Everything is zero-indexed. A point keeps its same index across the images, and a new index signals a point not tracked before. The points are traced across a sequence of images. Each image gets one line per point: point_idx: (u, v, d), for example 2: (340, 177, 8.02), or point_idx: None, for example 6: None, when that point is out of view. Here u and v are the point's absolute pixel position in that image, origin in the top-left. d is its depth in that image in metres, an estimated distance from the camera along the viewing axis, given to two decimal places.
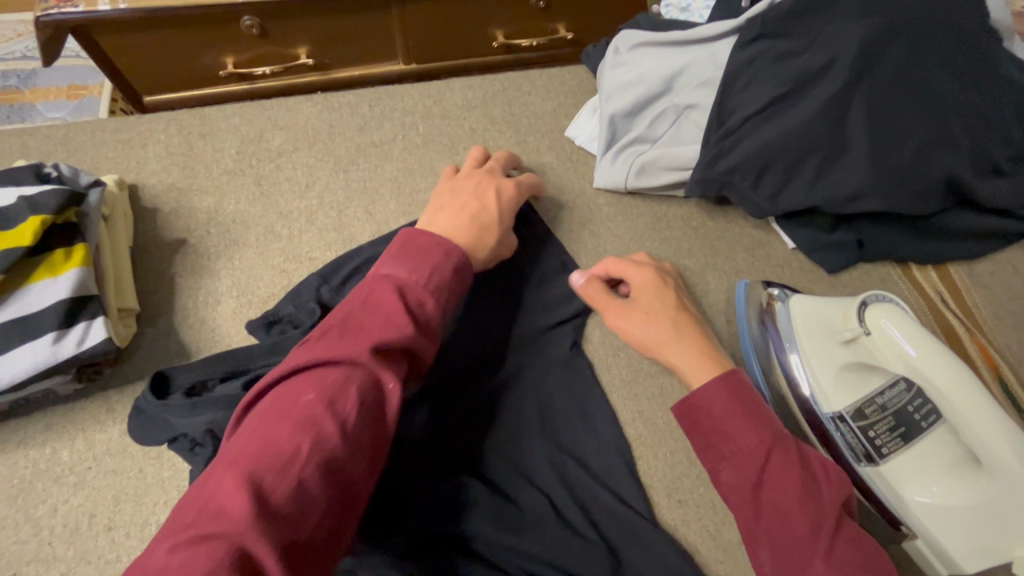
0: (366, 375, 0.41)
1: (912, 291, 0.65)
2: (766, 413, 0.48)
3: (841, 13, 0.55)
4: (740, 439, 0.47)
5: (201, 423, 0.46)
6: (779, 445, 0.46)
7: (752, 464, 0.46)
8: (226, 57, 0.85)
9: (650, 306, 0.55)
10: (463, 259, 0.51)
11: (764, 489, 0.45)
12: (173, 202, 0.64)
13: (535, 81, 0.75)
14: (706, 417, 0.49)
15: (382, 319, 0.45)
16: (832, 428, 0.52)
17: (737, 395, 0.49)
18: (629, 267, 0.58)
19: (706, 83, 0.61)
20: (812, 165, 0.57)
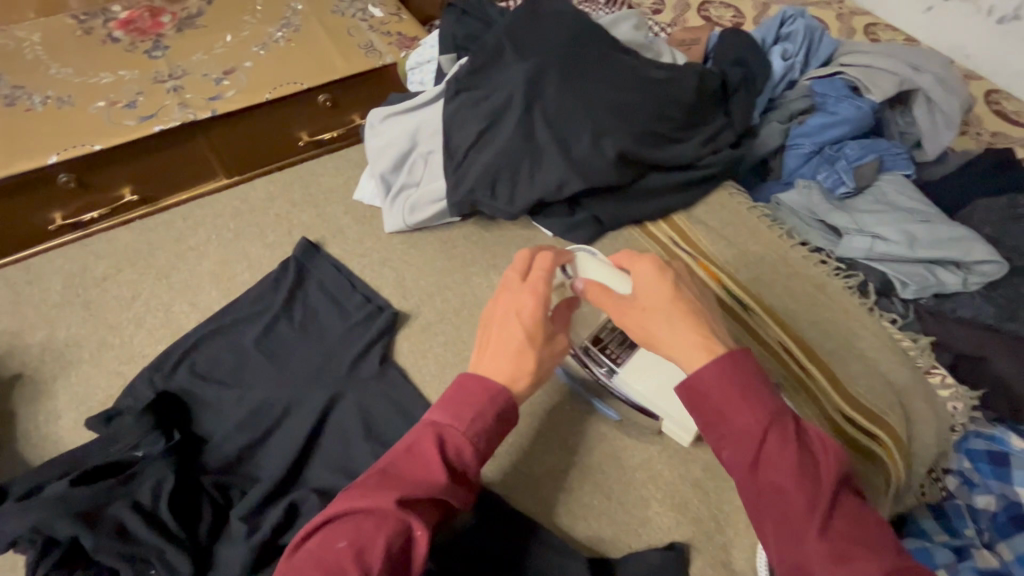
0: (397, 525, 0.44)
1: (652, 243, 0.84)
2: (766, 390, 0.49)
3: (505, 67, 0.76)
4: (741, 421, 0.48)
5: (25, 523, 0.49)
6: (775, 425, 0.47)
7: (748, 441, 0.47)
8: (54, 213, 0.95)
9: (655, 294, 0.55)
10: (509, 403, 0.53)
11: (759, 467, 0.46)
12: (6, 345, 0.70)
13: (325, 163, 0.91)
14: (704, 399, 0.50)
15: (420, 470, 0.48)
16: (585, 358, 0.65)
17: (735, 372, 0.49)
18: (628, 258, 0.58)
19: (437, 131, 0.78)
20: (524, 171, 0.75)
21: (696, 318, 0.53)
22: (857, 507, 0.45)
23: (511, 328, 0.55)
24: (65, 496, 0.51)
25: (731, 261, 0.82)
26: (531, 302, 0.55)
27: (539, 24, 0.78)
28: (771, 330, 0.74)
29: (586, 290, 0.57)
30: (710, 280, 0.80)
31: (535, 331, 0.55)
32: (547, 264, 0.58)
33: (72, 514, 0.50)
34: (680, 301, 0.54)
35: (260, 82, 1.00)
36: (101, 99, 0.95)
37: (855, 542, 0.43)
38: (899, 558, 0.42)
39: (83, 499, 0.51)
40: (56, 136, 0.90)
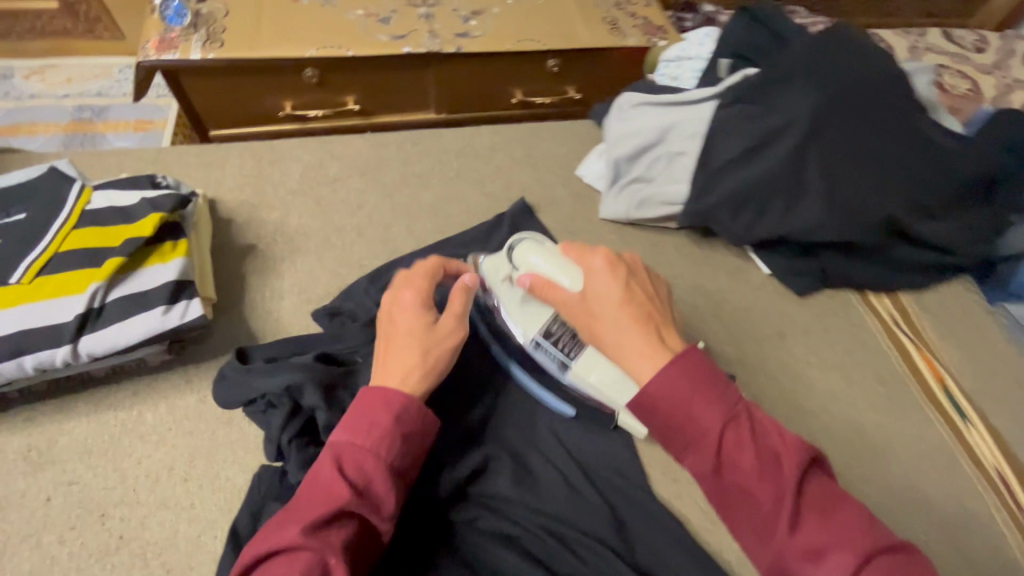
0: (309, 557, 0.42)
1: (870, 316, 0.78)
2: (720, 386, 0.46)
3: (795, 88, 0.70)
4: (701, 422, 0.45)
5: (281, 381, 0.54)
6: (732, 425, 0.45)
7: (709, 451, 0.45)
8: (287, 101, 1.00)
9: (603, 292, 0.52)
10: (405, 404, 0.51)
11: (725, 471, 0.44)
12: (245, 214, 0.75)
13: (551, 130, 0.90)
14: (658, 407, 0.47)
15: (318, 495, 0.45)
16: (535, 351, 0.63)
17: (690, 374, 0.47)
18: (580, 253, 0.56)
19: (693, 135, 0.74)
20: (778, 204, 0.71)
21: (642, 314, 0.51)
22: (820, 484, 0.44)
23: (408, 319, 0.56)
24: (310, 365, 0.55)
25: (957, 366, 0.74)
26: (410, 295, 0.57)
27: (848, 54, 0.71)
28: (988, 453, 0.68)
29: (532, 286, 0.57)
30: (932, 377, 0.73)
31: (417, 321, 0.56)
32: (426, 264, 0.61)
33: (317, 384, 0.54)
34: (630, 299, 0.52)
35: (505, 31, 0.99)
36: (359, 8, 0.98)
37: (825, 529, 0.41)
38: (868, 537, 0.41)
39: (323, 372, 0.55)
40: (316, 32, 0.93)
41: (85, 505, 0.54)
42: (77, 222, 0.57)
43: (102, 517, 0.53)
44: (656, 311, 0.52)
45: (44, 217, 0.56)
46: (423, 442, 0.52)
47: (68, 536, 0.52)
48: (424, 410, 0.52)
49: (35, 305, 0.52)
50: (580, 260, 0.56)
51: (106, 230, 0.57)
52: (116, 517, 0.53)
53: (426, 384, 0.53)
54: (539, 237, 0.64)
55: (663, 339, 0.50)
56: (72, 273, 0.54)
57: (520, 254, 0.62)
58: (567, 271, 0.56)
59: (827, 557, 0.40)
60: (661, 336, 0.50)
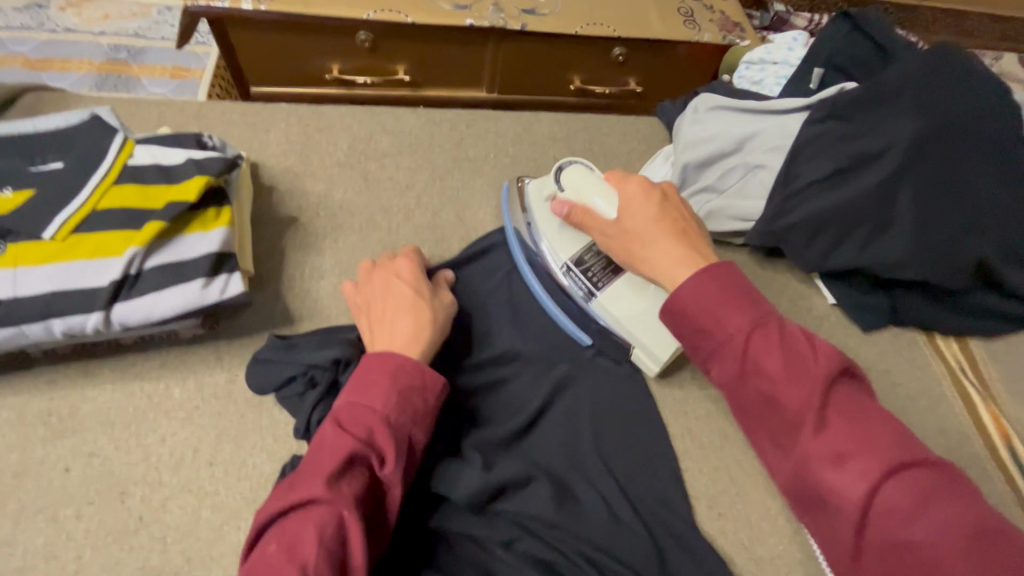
0: (321, 511, 0.40)
1: (935, 359, 0.72)
2: (750, 300, 0.50)
3: (897, 109, 0.64)
4: (730, 328, 0.48)
5: (326, 357, 0.54)
6: (760, 330, 0.48)
7: (736, 357, 0.48)
8: (334, 63, 0.95)
9: (640, 209, 0.58)
10: (404, 362, 0.49)
11: (749, 377, 0.47)
12: (289, 183, 0.70)
13: (613, 125, 0.85)
14: (689, 317, 0.51)
15: (322, 454, 0.43)
16: (564, 275, 0.64)
17: (723, 286, 0.51)
18: (619, 180, 0.62)
19: (775, 149, 0.70)
20: (860, 233, 0.65)
21: (675, 227, 0.57)
22: (850, 395, 0.46)
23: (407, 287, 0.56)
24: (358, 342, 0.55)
25: None
26: (406, 266, 0.59)
27: (967, 74, 0.64)
28: None
29: (572, 211, 0.62)
30: (995, 433, 0.66)
31: (420, 285, 0.57)
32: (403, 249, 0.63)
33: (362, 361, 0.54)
34: (664, 215, 0.58)
35: (574, 12, 0.93)
36: None
37: (849, 433, 0.43)
38: (896, 445, 0.42)
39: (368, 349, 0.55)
40: None
41: (106, 480, 0.51)
42: (117, 178, 0.52)
43: (122, 495, 0.50)
44: (691, 228, 0.58)
45: (82, 169, 0.52)
46: (430, 396, 0.49)
47: (85, 512, 0.49)
48: (424, 367, 0.50)
49: (66, 265, 0.48)
50: (617, 187, 0.61)
51: (147, 190, 0.52)
52: (136, 497, 0.50)
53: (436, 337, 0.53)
54: (589, 166, 0.67)
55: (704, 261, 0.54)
56: (108, 234, 0.50)
57: (568, 176, 0.64)
58: (605, 196, 0.61)
59: (850, 457, 0.42)
60: (694, 250, 0.55)
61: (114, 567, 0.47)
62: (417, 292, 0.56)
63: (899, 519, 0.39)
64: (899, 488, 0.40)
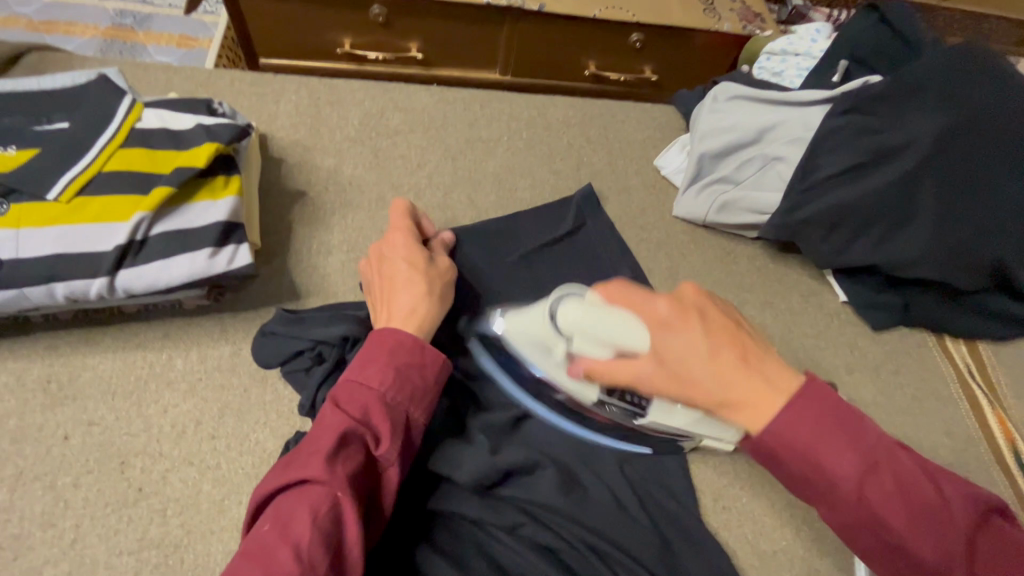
0: (315, 489, 0.38)
1: (943, 360, 0.72)
2: (855, 424, 0.39)
3: (923, 103, 0.63)
4: (842, 478, 0.38)
5: (335, 334, 0.53)
6: (873, 470, 0.38)
7: (854, 504, 0.39)
8: (346, 38, 0.94)
9: (688, 353, 0.42)
10: (402, 339, 0.48)
11: (869, 526, 0.39)
12: (298, 156, 0.69)
13: (629, 112, 0.83)
14: (789, 456, 0.40)
15: (318, 432, 0.42)
16: (601, 407, 0.57)
17: (818, 418, 0.39)
18: (627, 295, 0.48)
19: (795, 141, 0.68)
20: (877, 230, 0.65)
21: (738, 355, 0.41)
22: (990, 537, 0.38)
23: (403, 262, 0.55)
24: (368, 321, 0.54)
25: None
26: (400, 236, 0.57)
27: (1000, 70, 0.62)
28: None
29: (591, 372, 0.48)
30: (1002, 436, 0.66)
31: (415, 256, 0.56)
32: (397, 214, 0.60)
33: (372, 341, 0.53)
34: (717, 348, 0.41)
35: None
36: None
37: None
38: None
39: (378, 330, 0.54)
40: None
41: (105, 450, 0.50)
42: (125, 141, 0.51)
43: (122, 466, 0.49)
44: (747, 344, 0.42)
45: (89, 130, 0.51)
46: (430, 373, 0.48)
47: (84, 480, 0.48)
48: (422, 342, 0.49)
49: (71, 228, 0.47)
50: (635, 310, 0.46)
51: (156, 155, 0.51)
52: (136, 468, 0.49)
53: (434, 309, 0.52)
54: (581, 290, 0.54)
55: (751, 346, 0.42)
56: (114, 198, 0.48)
57: (565, 322, 0.53)
58: (631, 334, 0.46)
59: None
60: (763, 375, 0.41)
61: (112, 536, 0.46)
62: (413, 266, 0.55)
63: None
64: None
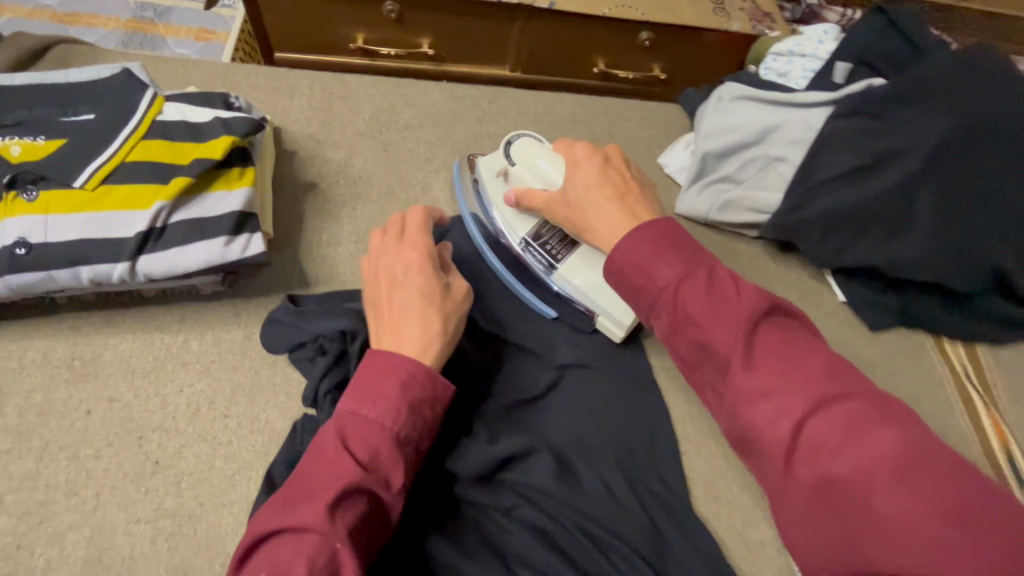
0: (316, 540, 0.39)
1: (941, 362, 0.72)
2: (688, 250, 0.51)
3: (926, 109, 0.64)
4: (659, 278, 0.50)
5: (333, 326, 0.55)
6: (693, 277, 0.49)
7: (674, 308, 0.49)
8: (359, 33, 0.97)
9: (583, 179, 0.60)
10: (412, 380, 0.47)
11: (681, 328, 0.48)
12: (310, 149, 0.71)
13: (635, 110, 0.84)
14: (631, 266, 0.52)
15: (322, 472, 0.42)
16: (524, 251, 0.66)
17: (660, 237, 0.52)
18: (571, 148, 0.63)
19: (798, 142, 0.69)
20: (877, 231, 0.65)
21: (615, 190, 0.58)
22: (782, 333, 0.46)
23: (420, 292, 0.53)
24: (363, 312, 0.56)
25: None
26: (417, 257, 0.55)
27: (1005, 79, 0.63)
28: None
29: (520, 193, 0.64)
30: (996, 438, 0.67)
31: (431, 285, 0.53)
32: (415, 224, 0.58)
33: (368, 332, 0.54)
34: (605, 181, 0.59)
35: None
36: None
37: (777, 373, 0.43)
38: (825, 379, 0.42)
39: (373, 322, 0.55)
40: None
41: (125, 425, 0.53)
42: (147, 133, 0.53)
43: (140, 440, 0.52)
44: (630, 189, 0.59)
45: (114, 122, 0.53)
46: (436, 414, 0.48)
47: (105, 453, 0.51)
48: (432, 383, 0.48)
49: (96, 215, 0.49)
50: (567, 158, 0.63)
51: (175, 146, 0.53)
52: (153, 442, 0.52)
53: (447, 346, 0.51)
54: (538, 139, 0.69)
55: (637, 215, 0.56)
56: (136, 187, 0.51)
57: (520, 151, 0.67)
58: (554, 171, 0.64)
59: (774, 395, 0.42)
60: (631, 217, 0.56)
61: (131, 506, 0.49)
62: (429, 294, 0.53)
63: (828, 455, 0.40)
64: (827, 419, 0.41)
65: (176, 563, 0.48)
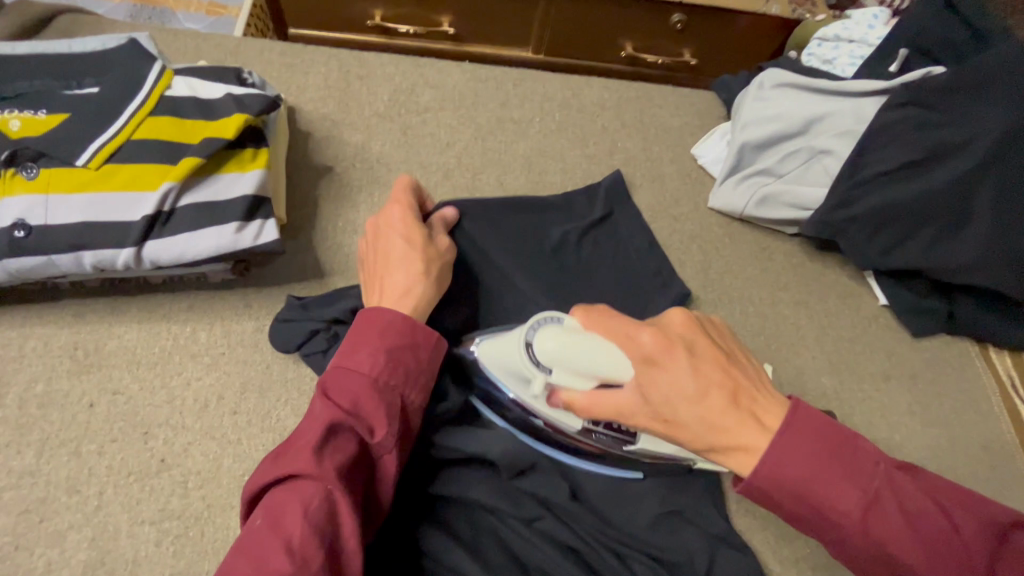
0: (309, 484, 0.37)
1: (986, 372, 0.68)
2: (858, 455, 0.38)
3: (994, 98, 0.58)
4: (845, 516, 0.37)
5: (344, 306, 0.53)
6: (876, 501, 0.37)
7: (866, 543, 0.38)
8: (376, 10, 0.92)
9: (672, 388, 0.39)
10: (393, 322, 0.45)
11: (881, 558, 0.38)
12: (326, 130, 0.67)
13: (667, 96, 0.80)
14: (788, 494, 0.38)
15: (309, 423, 0.40)
16: (590, 436, 0.53)
17: (811, 443, 0.38)
18: (622, 326, 0.43)
19: (846, 133, 0.65)
20: (928, 231, 0.62)
21: (723, 389, 0.39)
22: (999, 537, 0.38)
23: (400, 242, 0.52)
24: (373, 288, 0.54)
25: None
26: (398, 210, 0.55)
27: None
28: None
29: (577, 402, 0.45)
30: None
31: (412, 232, 0.53)
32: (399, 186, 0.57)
33: None
34: (703, 387, 0.39)
35: None
36: None
37: None
38: None
39: None
40: None
41: (129, 420, 0.50)
42: (154, 109, 0.50)
43: (145, 436, 0.49)
44: (738, 380, 0.40)
45: (118, 97, 0.50)
46: (423, 355, 0.46)
47: (108, 449, 0.48)
48: (414, 324, 0.46)
49: (99, 197, 0.46)
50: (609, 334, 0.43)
51: (184, 124, 0.50)
52: (158, 439, 0.49)
53: (429, 287, 0.51)
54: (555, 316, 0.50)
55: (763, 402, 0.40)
56: (142, 167, 0.47)
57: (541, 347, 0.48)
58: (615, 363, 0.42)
59: None
60: (758, 415, 0.39)
61: (134, 506, 0.47)
62: (413, 241, 0.53)
63: None
64: None
65: (183, 568, 0.45)
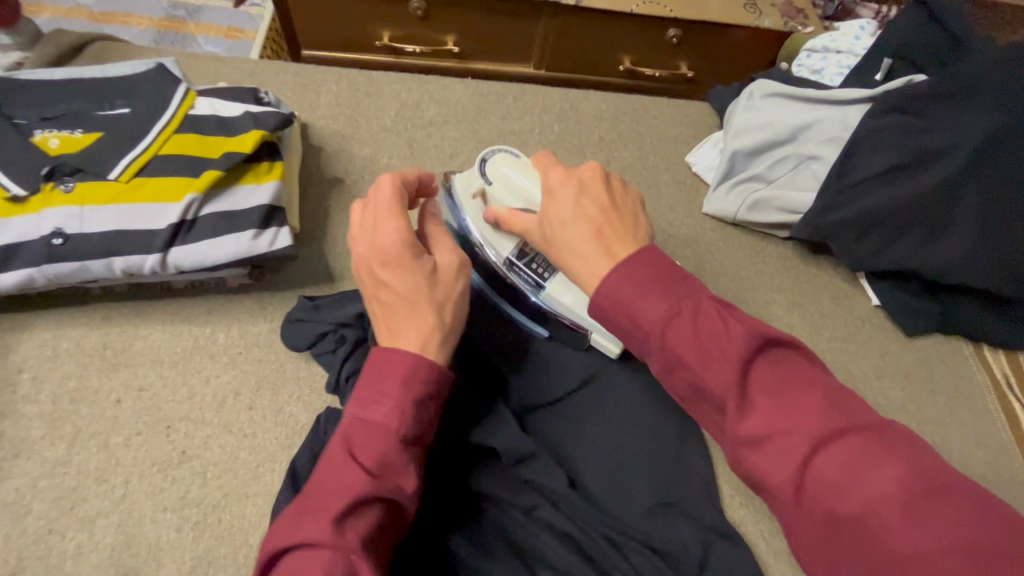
0: (329, 555, 0.34)
1: (980, 371, 0.69)
2: (683, 282, 0.41)
3: (975, 105, 0.61)
4: (644, 319, 0.40)
5: (352, 309, 0.56)
6: (680, 314, 0.39)
7: (669, 351, 0.39)
8: (385, 31, 0.97)
9: (557, 211, 0.47)
10: (414, 374, 0.42)
11: (677, 369, 0.39)
12: (337, 144, 0.71)
13: (663, 107, 0.83)
14: (616, 309, 0.41)
15: (331, 483, 0.38)
16: (509, 272, 0.60)
17: (643, 270, 0.42)
18: (546, 166, 0.51)
19: (833, 140, 0.67)
20: (918, 232, 0.63)
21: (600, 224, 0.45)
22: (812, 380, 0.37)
23: (404, 282, 0.46)
24: None
25: None
26: (391, 227, 0.47)
27: None
28: None
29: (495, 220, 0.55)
30: None
31: (416, 270, 0.47)
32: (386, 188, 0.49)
33: None
34: (580, 213, 0.46)
35: None
36: None
37: (775, 410, 0.36)
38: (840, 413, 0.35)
39: None
40: None
41: (152, 414, 0.53)
42: (178, 127, 0.54)
43: (167, 429, 0.53)
44: (612, 219, 0.45)
45: (146, 116, 0.54)
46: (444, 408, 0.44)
47: (133, 441, 0.52)
48: (435, 376, 0.43)
49: (128, 207, 0.50)
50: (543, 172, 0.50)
51: (205, 140, 0.54)
52: (179, 432, 0.53)
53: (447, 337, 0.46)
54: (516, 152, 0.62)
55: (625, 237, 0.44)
56: (167, 180, 0.52)
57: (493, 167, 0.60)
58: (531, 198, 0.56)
59: (779, 436, 0.35)
60: (610, 247, 0.44)
61: (157, 494, 0.50)
62: (417, 280, 0.46)
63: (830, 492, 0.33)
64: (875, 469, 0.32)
65: (201, 553, 0.48)
